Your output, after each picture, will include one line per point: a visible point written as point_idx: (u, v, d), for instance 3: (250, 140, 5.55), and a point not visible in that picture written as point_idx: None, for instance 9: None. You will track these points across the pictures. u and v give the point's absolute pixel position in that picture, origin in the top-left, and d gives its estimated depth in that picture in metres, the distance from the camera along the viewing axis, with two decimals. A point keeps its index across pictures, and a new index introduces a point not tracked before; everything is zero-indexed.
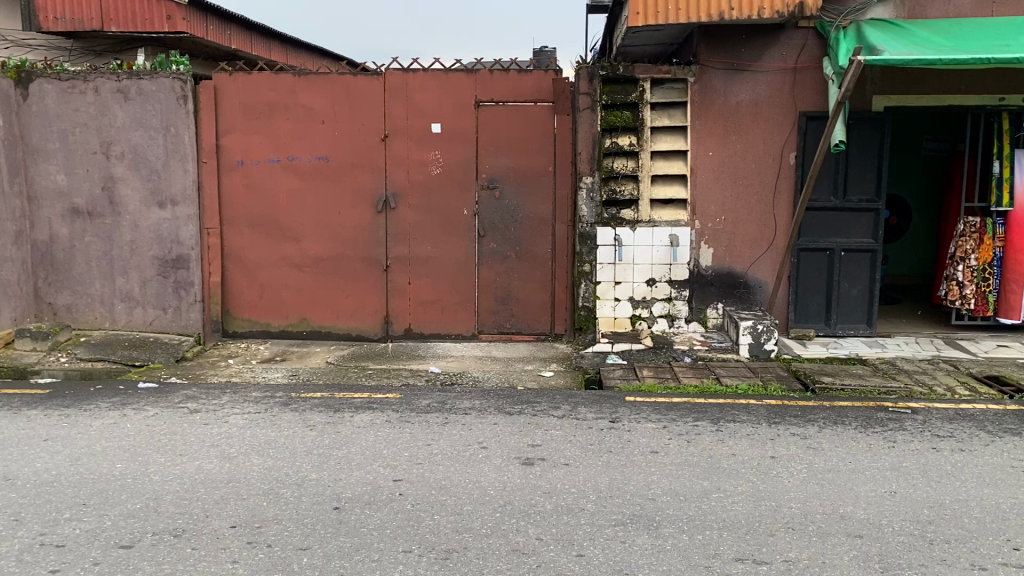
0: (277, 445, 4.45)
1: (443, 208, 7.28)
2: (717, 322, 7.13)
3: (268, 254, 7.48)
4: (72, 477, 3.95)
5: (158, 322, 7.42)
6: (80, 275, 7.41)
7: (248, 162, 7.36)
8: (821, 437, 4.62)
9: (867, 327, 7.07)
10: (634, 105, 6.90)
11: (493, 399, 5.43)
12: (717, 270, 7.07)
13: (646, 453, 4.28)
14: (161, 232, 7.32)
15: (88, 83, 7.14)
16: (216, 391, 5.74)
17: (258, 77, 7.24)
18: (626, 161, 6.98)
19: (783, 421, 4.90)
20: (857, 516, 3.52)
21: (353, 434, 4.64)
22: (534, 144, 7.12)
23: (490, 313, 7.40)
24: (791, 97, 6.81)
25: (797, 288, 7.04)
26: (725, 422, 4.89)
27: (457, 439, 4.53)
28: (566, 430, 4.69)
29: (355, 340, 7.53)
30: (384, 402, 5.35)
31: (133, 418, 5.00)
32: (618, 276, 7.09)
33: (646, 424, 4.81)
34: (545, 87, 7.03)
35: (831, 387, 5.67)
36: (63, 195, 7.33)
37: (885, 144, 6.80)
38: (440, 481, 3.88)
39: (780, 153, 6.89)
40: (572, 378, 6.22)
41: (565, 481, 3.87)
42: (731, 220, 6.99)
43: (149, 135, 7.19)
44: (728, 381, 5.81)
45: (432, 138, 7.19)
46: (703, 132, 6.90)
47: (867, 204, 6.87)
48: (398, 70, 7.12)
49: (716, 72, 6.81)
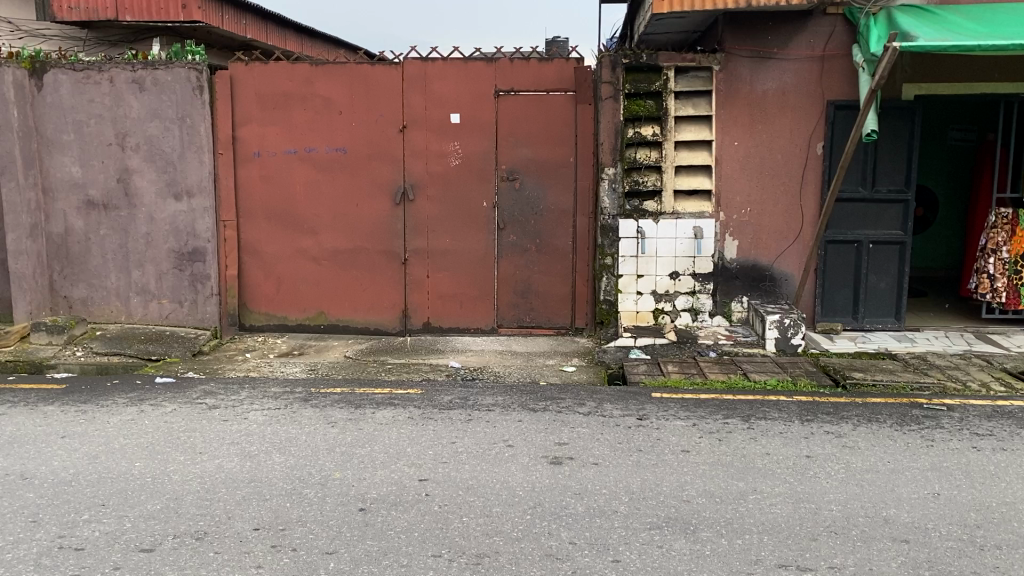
0: (298, 442, 4.35)
1: (462, 200, 7.16)
2: (742, 316, 6.99)
3: (285, 247, 7.38)
4: (90, 477, 3.86)
5: (174, 315, 7.35)
6: (95, 268, 7.33)
7: (265, 153, 7.26)
8: (857, 435, 4.49)
9: (895, 320, 6.92)
10: (657, 94, 6.74)
11: (516, 395, 5.32)
12: (742, 263, 6.93)
13: (677, 452, 4.16)
14: (177, 225, 7.23)
15: (103, 73, 7.05)
16: (235, 387, 5.64)
17: (275, 67, 7.14)
18: (649, 151, 6.79)
19: (816, 419, 4.77)
20: (902, 519, 3.39)
21: (376, 431, 4.53)
22: (555, 135, 6.99)
23: (509, 306, 7.29)
24: (818, 85, 6.65)
25: (825, 281, 6.88)
26: (756, 419, 4.76)
27: (482, 436, 4.42)
28: (593, 427, 4.57)
29: (373, 334, 7.44)
30: (406, 398, 5.24)
31: (150, 414, 4.91)
32: (640, 269, 6.94)
33: (675, 421, 4.69)
34: (567, 76, 6.90)
35: (863, 383, 5.53)
36: (78, 186, 7.24)
37: (916, 133, 6.63)
38: (467, 482, 3.76)
39: (807, 143, 6.74)
40: (594, 374, 6.10)
41: (595, 482, 3.75)
42: (757, 212, 6.84)
43: (165, 126, 7.10)
44: (756, 376, 5.68)
45: (452, 129, 7.06)
46: (728, 121, 6.75)
47: (896, 194, 6.71)
48: (416, 59, 7.00)
49: (741, 60, 6.65)
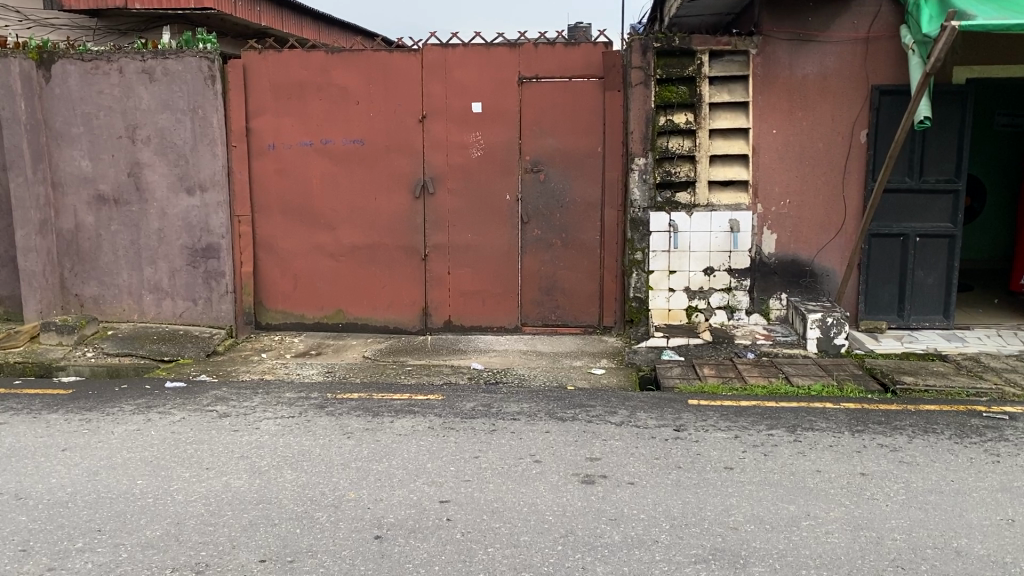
0: (310, 457, 4.06)
1: (484, 194, 6.84)
2: (781, 314, 6.65)
3: (301, 242, 7.11)
4: (88, 497, 3.60)
5: (188, 314, 7.09)
6: (107, 265, 7.10)
7: (280, 145, 6.98)
8: (913, 448, 4.12)
9: (943, 318, 6.51)
10: (690, 79, 6.39)
11: (543, 402, 5.01)
12: (781, 258, 6.57)
13: (719, 470, 3.84)
14: (190, 220, 6.96)
15: (112, 63, 6.79)
16: (247, 392, 5.38)
17: (289, 55, 6.84)
18: (682, 140, 6.45)
19: (867, 430, 4.42)
20: (975, 551, 3.03)
21: (395, 443, 4.24)
22: (582, 124, 6.65)
23: (534, 304, 6.97)
24: (863, 69, 6.26)
25: (869, 277, 6.50)
26: (802, 431, 4.42)
27: (508, 450, 4.12)
28: (627, 440, 4.26)
29: (393, 333, 7.15)
30: (426, 405, 4.95)
31: (157, 424, 4.65)
32: (672, 264, 6.62)
33: (716, 433, 4.37)
34: (594, 61, 6.55)
35: (914, 388, 5.15)
36: (88, 181, 7.00)
37: (968, 118, 6.22)
38: (492, 505, 3.45)
39: (850, 131, 6.35)
40: (625, 377, 5.79)
41: (631, 505, 3.44)
42: (796, 204, 6.47)
43: (176, 118, 6.83)
44: (799, 381, 5.34)
45: (473, 118, 6.74)
46: (766, 108, 6.37)
47: (945, 184, 6.30)
48: (436, 46, 6.68)
49: (781, 43, 6.27)
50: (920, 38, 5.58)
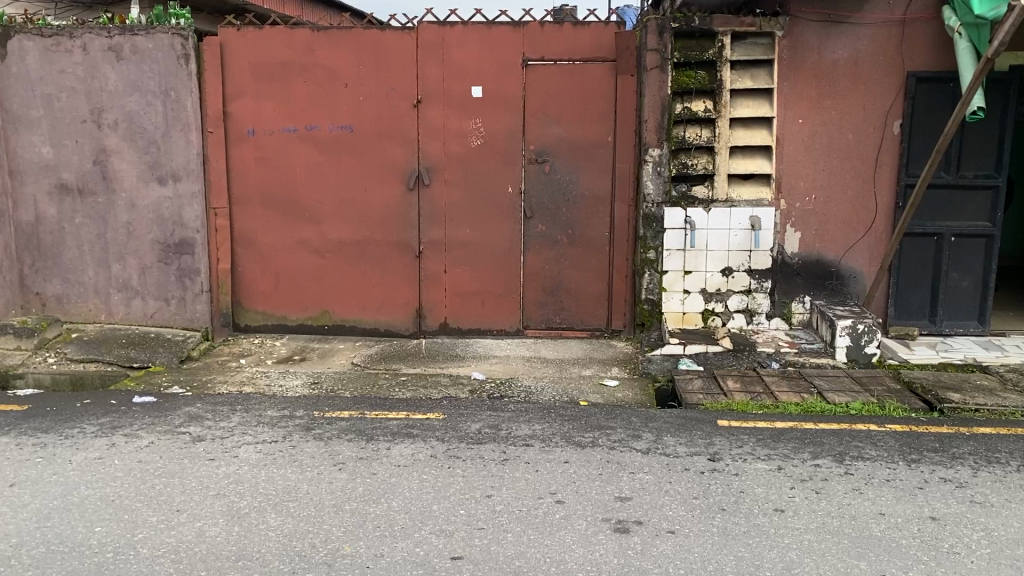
0: (297, 496, 3.52)
1: (484, 185, 6.29)
2: (803, 318, 6.15)
3: (283, 238, 6.53)
4: (35, 551, 3.05)
5: (159, 314, 6.53)
6: (71, 261, 6.49)
7: (260, 132, 6.39)
8: (982, 485, 3.64)
9: (978, 324, 6.06)
10: (710, 63, 5.87)
11: (556, 423, 4.50)
12: (805, 258, 6.07)
13: (769, 513, 3.35)
14: (162, 213, 6.38)
15: (75, 40, 6.18)
16: (224, 409, 4.82)
17: (271, 32, 6.25)
18: (700, 130, 5.94)
19: (924, 459, 3.94)
20: None
21: (393, 478, 3.70)
22: (592, 111, 6.13)
23: (537, 306, 6.45)
24: (898, 55, 5.76)
25: (899, 279, 6.02)
26: (852, 460, 3.94)
27: (522, 486, 3.60)
28: (657, 473, 3.76)
29: (384, 336, 6.60)
30: (426, 428, 4.42)
31: (122, 451, 4.09)
32: (688, 264, 6.11)
33: (756, 464, 3.87)
34: (606, 42, 6.03)
35: (963, 407, 4.68)
36: (49, 169, 6.38)
37: (1011, 110, 5.75)
38: (513, 564, 2.94)
39: (883, 121, 5.86)
40: (641, 390, 5.28)
41: (675, 563, 2.95)
42: (823, 201, 5.98)
43: (146, 100, 6.24)
44: (835, 398, 4.86)
45: (473, 103, 6.19)
46: (791, 96, 5.86)
47: (984, 180, 5.84)
48: (433, 24, 6.11)
49: (809, 25, 5.77)
50: (971, 20, 5.02)
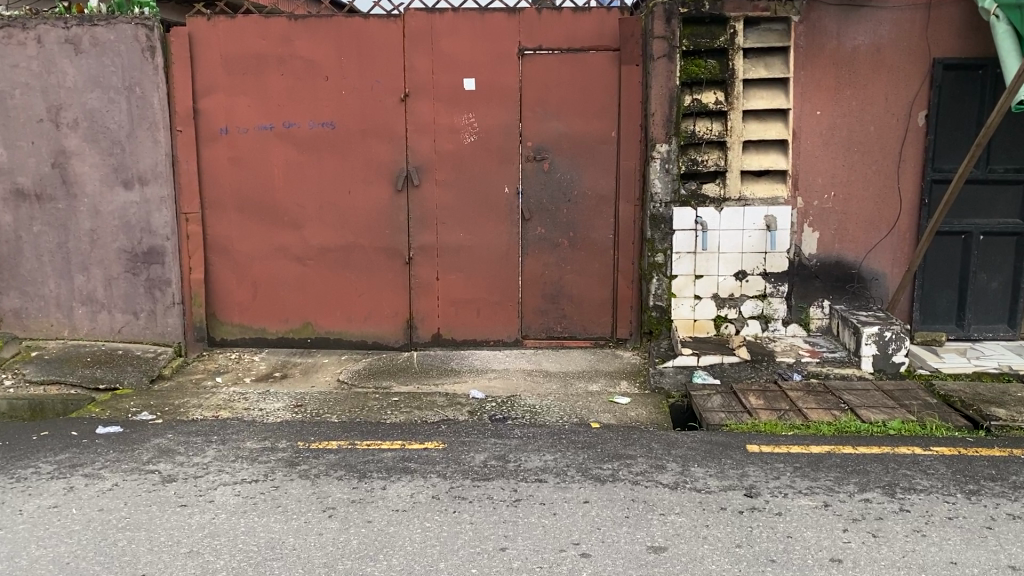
0: (282, 554, 3.06)
1: (479, 185, 5.83)
2: (822, 324, 5.74)
3: (261, 244, 6.03)
4: None
5: (128, 329, 6.01)
6: (29, 273, 5.96)
7: (234, 130, 5.88)
8: None
9: (1009, 328, 5.67)
10: (721, 52, 5.42)
11: (570, 452, 4.05)
12: (823, 260, 5.66)
13: (825, 566, 2.93)
14: (128, 219, 5.87)
15: (28, 31, 5.65)
16: (199, 441, 4.33)
17: (244, 22, 5.75)
18: (710, 124, 5.50)
19: (984, 491, 3.53)
20: None
21: (392, 528, 3.24)
22: (594, 104, 5.68)
23: (536, 314, 6.01)
24: (923, 41, 5.35)
25: (925, 281, 5.63)
26: (903, 492, 3.53)
27: (540, 536, 3.16)
28: (691, 514, 3.33)
29: (372, 348, 6.13)
30: (425, 461, 3.96)
31: (82, 497, 3.60)
32: (699, 268, 5.68)
33: (799, 501, 3.44)
34: (608, 29, 5.58)
35: (1012, 426, 4.28)
36: (3, 173, 5.85)
37: None
38: None
39: (908, 112, 5.44)
40: (656, 408, 4.84)
41: None
42: (843, 198, 5.56)
43: (108, 97, 5.71)
44: (870, 415, 4.45)
45: (465, 97, 5.72)
46: (810, 86, 5.42)
47: (1015, 174, 5.46)
48: (421, 11, 5.63)
49: (828, 9, 5.33)
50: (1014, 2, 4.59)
